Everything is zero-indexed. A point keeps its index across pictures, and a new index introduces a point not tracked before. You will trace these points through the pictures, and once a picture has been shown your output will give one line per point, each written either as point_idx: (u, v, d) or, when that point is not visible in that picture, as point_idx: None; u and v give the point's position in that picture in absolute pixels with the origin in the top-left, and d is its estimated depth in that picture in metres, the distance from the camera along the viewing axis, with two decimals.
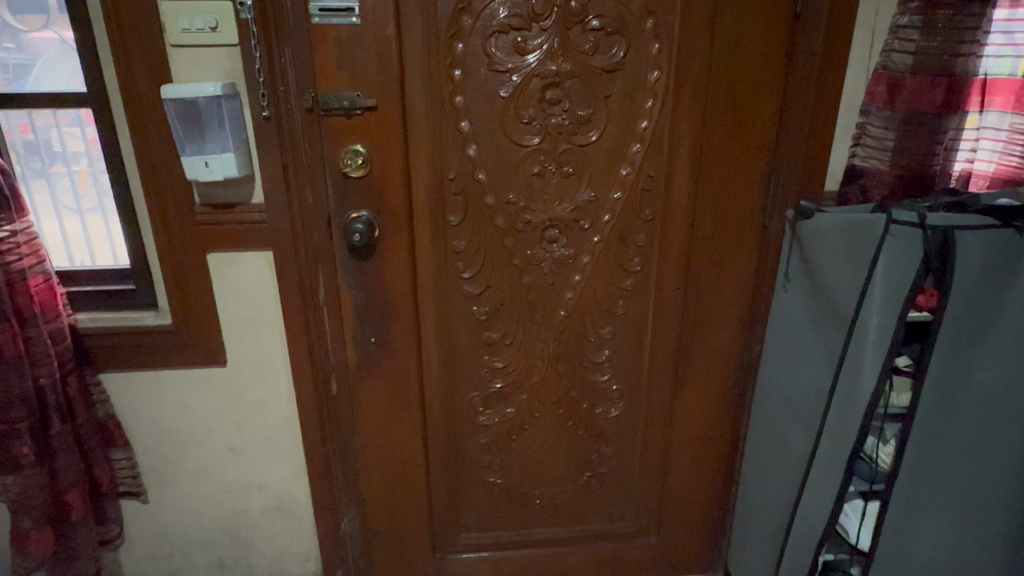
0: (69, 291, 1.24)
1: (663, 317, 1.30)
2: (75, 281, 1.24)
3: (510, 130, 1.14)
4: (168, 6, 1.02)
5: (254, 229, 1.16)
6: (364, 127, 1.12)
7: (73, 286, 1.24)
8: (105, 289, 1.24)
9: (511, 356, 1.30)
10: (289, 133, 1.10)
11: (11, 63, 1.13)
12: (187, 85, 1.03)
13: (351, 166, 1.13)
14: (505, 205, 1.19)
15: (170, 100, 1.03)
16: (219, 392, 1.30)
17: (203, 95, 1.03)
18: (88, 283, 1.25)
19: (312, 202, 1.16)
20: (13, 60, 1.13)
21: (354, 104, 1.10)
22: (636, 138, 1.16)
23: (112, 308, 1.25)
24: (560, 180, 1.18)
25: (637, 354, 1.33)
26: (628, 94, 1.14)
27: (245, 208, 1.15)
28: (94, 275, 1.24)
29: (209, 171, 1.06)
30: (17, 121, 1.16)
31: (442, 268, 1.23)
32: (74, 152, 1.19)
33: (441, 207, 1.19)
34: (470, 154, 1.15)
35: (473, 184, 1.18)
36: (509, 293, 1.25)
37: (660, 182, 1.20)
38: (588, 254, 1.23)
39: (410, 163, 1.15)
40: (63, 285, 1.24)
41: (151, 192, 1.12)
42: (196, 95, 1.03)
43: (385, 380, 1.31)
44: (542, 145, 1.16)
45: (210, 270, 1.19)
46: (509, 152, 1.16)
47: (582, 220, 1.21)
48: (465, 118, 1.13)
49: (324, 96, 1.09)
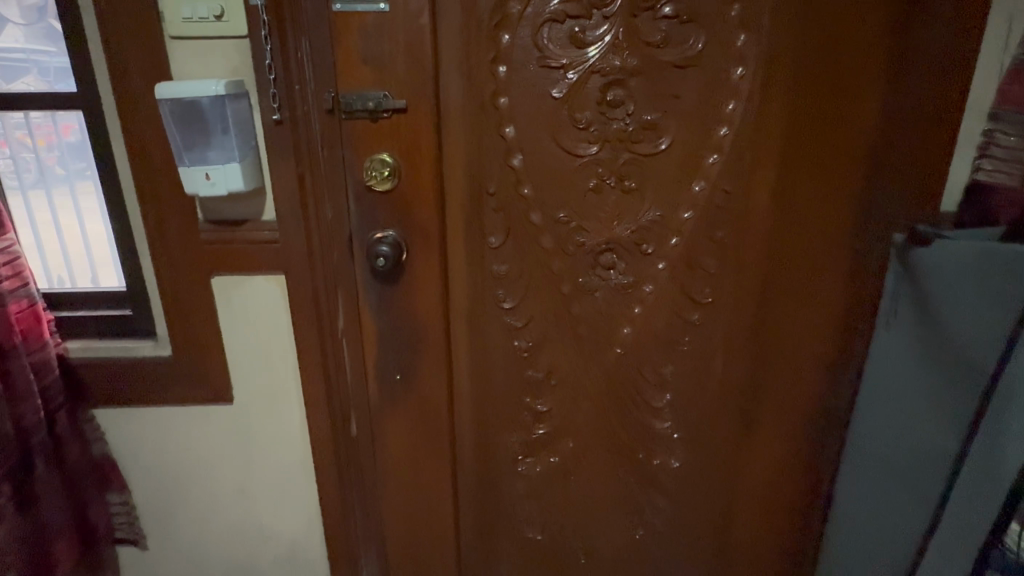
0: (58, 316, 1.09)
1: (735, 357, 1.11)
2: (66, 305, 1.10)
3: (561, 137, 0.97)
4: None
5: (265, 250, 1.00)
6: (392, 133, 0.95)
7: (63, 311, 1.10)
8: (99, 314, 1.09)
9: (557, 398, 1.13)
10: (306, 139, 0.95)
11: (53, 67, 0.98)
12: (186, 84, 0.87)
13: (374, 181, 0.97)
14: (554, 225, 1.01)
15: (165, 100, 0.87)
16: (225, 431, 1.14)
17: (206, 97, 0.87)
18: (79, 307, 1.10)
19: (332, 218, 1.00)
20: (55, 64, 0.98)
21: (380, 106, 0.93)
22: (712, 148, 0.97)
23: (107, 336, 1.10)
24: (619, 197, 1.00)
25: (704, 398, 1.14)
26: (705, 95, 0.94)
27: (254, 226, 0.99)
28: (89, 299, 1.10)
29: (212, 186, 0.91)
30: (15, 128, 1.03)
31: (479, 296, 1.06)
32: (79, 166, 1.05)
33: (478, 227, 1.02)
34: (513, 164, 0.98)
35: (517, 201, 1.00)
36: (556, 325, 1.08)
37: (739, 200, 1.00)
38: (649, 282, 1.05)
39: (443, 175, 0.98)
40: (53, 309, 1.10)
41: (149, 205, 0.98)
42: (198, 98, 0.87)
43: (410, 422, 1.14)
44: (598, 155, 0.97)
45: (216, 294, 1.04)
46: (560, 162, 0.98)
47: (645, 244, 1.02)
48: (509, 122, 0.96)
49: (345, 96, 0.93)
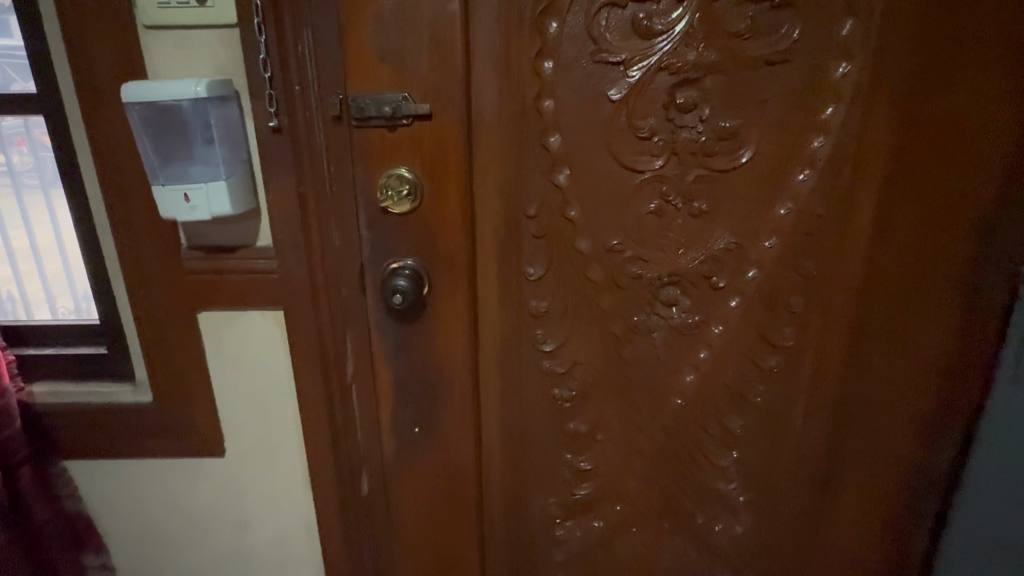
0: (22, 354, 0.94)
1: (817, 410, 0.93)
2: (33, 341, 0.94)
3: (618, 148, 0.79)
4: None
5: (260, 282, 0.84)
6: (413, 143, 0.78)
7: (29, 348, 0.94)
8: (73, 353, 0.93)
9: (604, 454, 0.96)
10: (308, 151, 0.78)
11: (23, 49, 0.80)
12: (160, 83, 0.70)
13: (390, 202, 0.80)
14: (606, 254, 0.84)
15: (134, 104, 0.71)
16: (215, 487, 0.99)
17: (185, 100, 0.71)
18: (48, 344, 0.95)
19: (340, 245, 0.83)
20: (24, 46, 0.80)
21: (399, 110, 0.76)
22: (802, 163, 0.79)
23: (79, 378, 0.94)
24: (687, 221, 0.82)
25: (778, 456, 0.96)
26: (798, 98, 0.77)
27: (247, 254, 0.83)
28: (61, 334, 0.94)
29: (191, 211, 0.74)
30: None
31: (514, 336, 0.89)
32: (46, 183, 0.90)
33: (514, 256, 0.85)
34: (558, 182, 0.81)
35: (562, 226, 0.83)
36: (605, 371, 0.90)
37: (833, 226, 0.82)
38: (719, 323, 0.87)
39: (473, 195, 0.81)
40: (18, 346, 0.94)
41: (123, 229, 0.82)
42: (175, 101, 0.71)
43: (431, 480, 0.97)
44: (662, 170, 0.80)
45: (203, 333, 0.88)
46: (615, 178, 0.81)
47: (715, 278, 0.85)
48: (554, 130, 0.79)
49: (356, 99, 0.76)
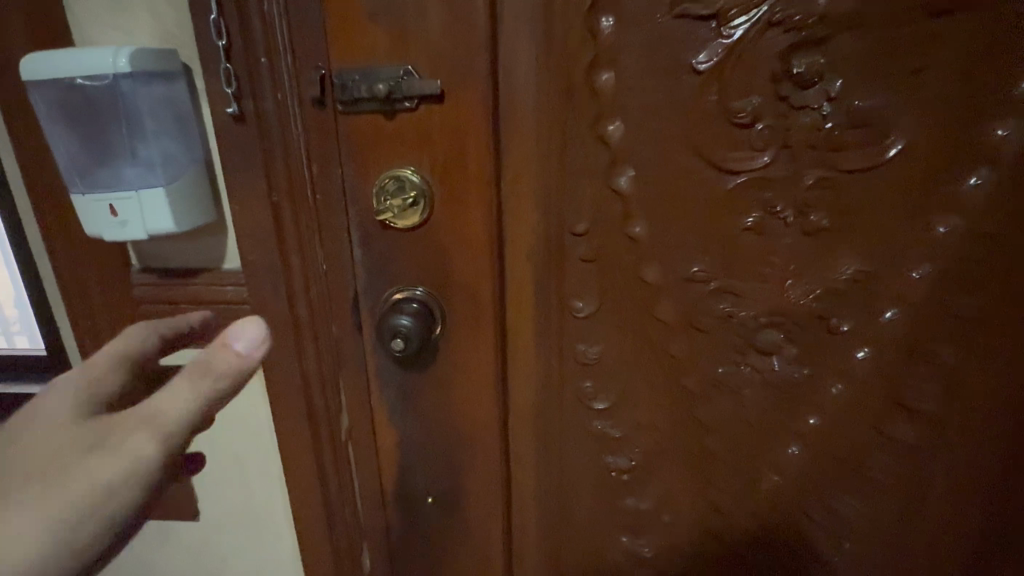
0: None
1: (971, 499, 0.68)
2: None
3: (704, 140, 0.56)
4: None
5: (228, 316, 0.66)
6: (420, 135, 0.57)
7: None
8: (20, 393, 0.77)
9: (671, 539, 0.74)
10: (281, 149, 0.58)
11: None
12: (67, 54, 0.51)
13: (388, 214, 0.59)
14: (683, 286, 0.61)
15: (35, 85, 0.52)
16: (194, 551, 0.83)
17: (102, 75, 0.51)
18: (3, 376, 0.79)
19: (327, 270, 0.63)
20: None
21: (398, 90, 0.54)
22: (975, 160, 0.55)
23: None
24: (798, 242, 0.59)
25: (907, 554, 0.71)
26: (975, 65, 0.52)
27: (210, 280, 0.64)
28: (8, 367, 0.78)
29: (121, 229, 0.55)
30: None
31: (556, 389, 0.68)
32: None
33: (555, 285, 0.63)
34: (617, 186, 0.58)
35: (622, 248, 0.61)
36: (675, 436, 0.68)
37: (1016, 251, 0.57)
38: (837, 380, 0.63)
39: (501, 205, 0.60)
40: None
41: (54, 252, 0.63)
42: (90, 77, 0.52)
43: (448, 561, 0.77)
44: (767, 170, 0.56)
45: None
46: (699, 182, 0.57)
47: (835, 320, 0.61)
48: (614, 113, 0.56)
49: (344, 74, 0.55)
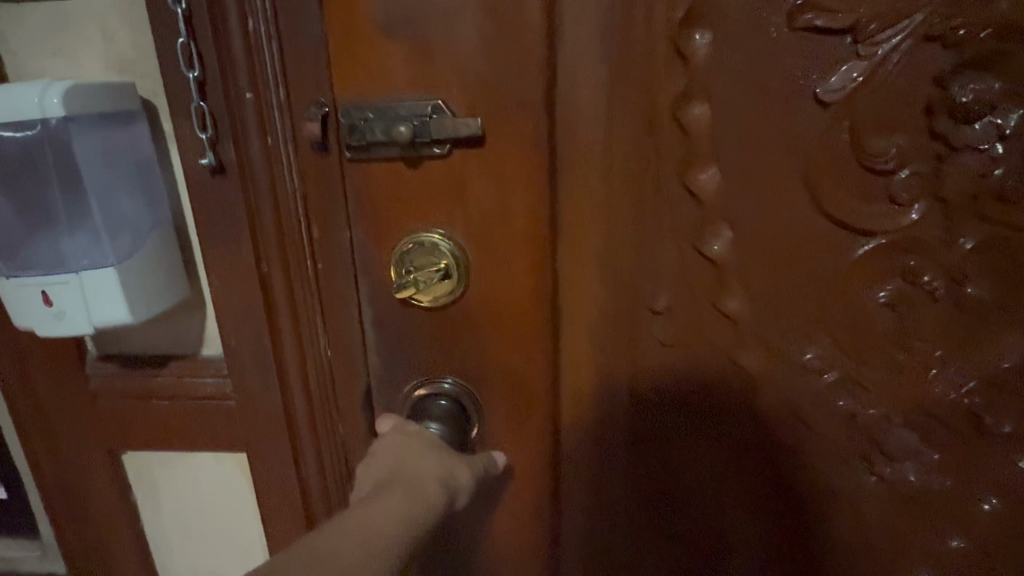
0: None
1: None
2: None
3: (828, 191, 0.42)
4: None
5: (206, 414, 0.52)
6: (452, 187, 0.43)
7: None
8: None
9: None
10: (270, 206, 0.45)
11: None
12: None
13: (411, 291, 0.44)
14: (794, 377, 0.47)
15: None
16: None
17: (29, 119, 0.39)
18: None
19: (331, 360, 0.48)
20: None
21: (422, 132, 0.41)
22: None
23: None
24: (951, 321, 0.44)
25: None
26: None
27: (183, 369, 0.51)
28: None
29: (57, 322, 0.41)
30: None
31: (622, 498, 0.53)
32: None
33: (622, 370, 0.49)
34: (708, 254, 0.44)
35: (712, 329, 0.47)
36: (773, 559, 0.54)
37: None
38: (995, 495, 0.48)
39: (553, 275, 0.46)
40: None
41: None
42: (14, 123, 0.39)
43: None
44: (910, 230, 0.42)
45: (133, 482, 0.58)
46: (819, 245, 0.44)
47: (994, 421, 0.46)
48: (707, 159, 0.42)
49: (355, 110, 0.41)
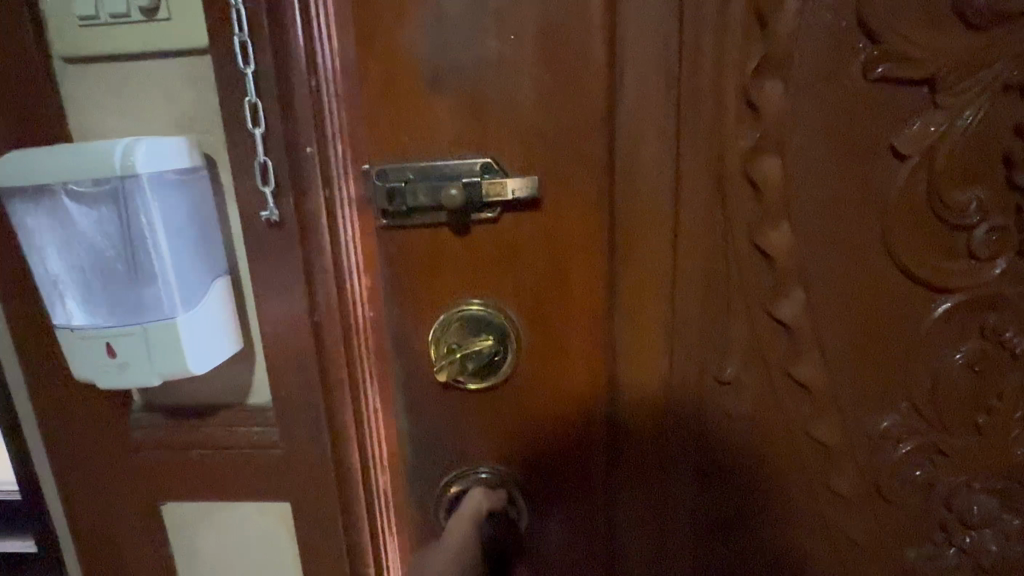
0: None
1: None
2: None
3: (908, 247, 0.41)
4: None
5: (252, 466, 0.51)
6: (504, 251, 0.42)
7: None
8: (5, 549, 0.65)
9: None
10: (327, 262, 0.45)
11: None
12: (68, 152, 0.40)
13: (456, 371, 0.41)
14: (869, 435, 0.45)
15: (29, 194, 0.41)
16: None
17: (110, 179, 0.40)
18: None
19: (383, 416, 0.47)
20: None
21: (472, 202, 0.40)
22: None
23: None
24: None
25: None
26: None
27: (233, 419, 0.51)
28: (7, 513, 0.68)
29: (120, 372, 0.42)
30: None
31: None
32: None
33: (692, 467, 0.46)
34: (779, 317, 0.42)
35: (785, 398, 0.44)
36: None
37: None
38: None
39: (611, 339, 0.44)
40: None
41: (35, 394, 0.49)
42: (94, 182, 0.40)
43: None
44: (990, 286, 0.42)
45: (171, 532, 0.56)
46: (896, 303, 0.43)
47: None
48: (779, 217, 0.41)
49: (395, 171, 0.40)
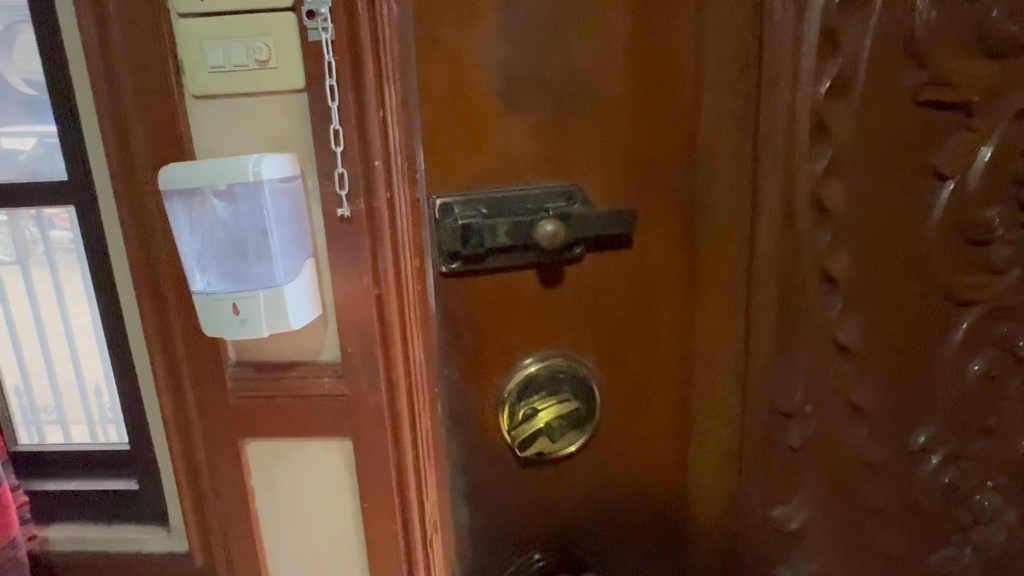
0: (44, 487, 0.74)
1: None
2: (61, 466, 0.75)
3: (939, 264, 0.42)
4: (188, 28, 0.50)
5: (323, 408, 0.60)
6: (573, 289, 0.39)
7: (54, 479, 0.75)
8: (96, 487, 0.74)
9: None
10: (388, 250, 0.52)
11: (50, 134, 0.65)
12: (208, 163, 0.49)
13: (547, 439, 0.39)
14: (904, 458, 0.45)
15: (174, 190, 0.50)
16: None
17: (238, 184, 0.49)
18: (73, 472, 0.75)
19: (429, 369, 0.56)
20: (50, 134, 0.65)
21: (568, 238, 0.37)
22: None
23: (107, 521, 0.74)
24: None
25: None
26: None
27: (308, 370, 0.59)
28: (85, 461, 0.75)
29: (240, 327, 0.50)
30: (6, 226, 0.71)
31: None
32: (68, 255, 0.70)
33: (697, 555, 0.46)
34: (841, 344, 0.42)
35: (841, 425, 0.44)
36: None
37: None
38: None
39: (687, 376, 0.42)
40: (39, 473, 0.75)
41: (159, 350, 0.60)
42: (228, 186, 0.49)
43: None
44: (1001, 296, 0.43)
45: (250, 466, 0.63)
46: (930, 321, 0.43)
47: None
48: (842, 242, 0.40)
49: (453, 205, 0.37)
